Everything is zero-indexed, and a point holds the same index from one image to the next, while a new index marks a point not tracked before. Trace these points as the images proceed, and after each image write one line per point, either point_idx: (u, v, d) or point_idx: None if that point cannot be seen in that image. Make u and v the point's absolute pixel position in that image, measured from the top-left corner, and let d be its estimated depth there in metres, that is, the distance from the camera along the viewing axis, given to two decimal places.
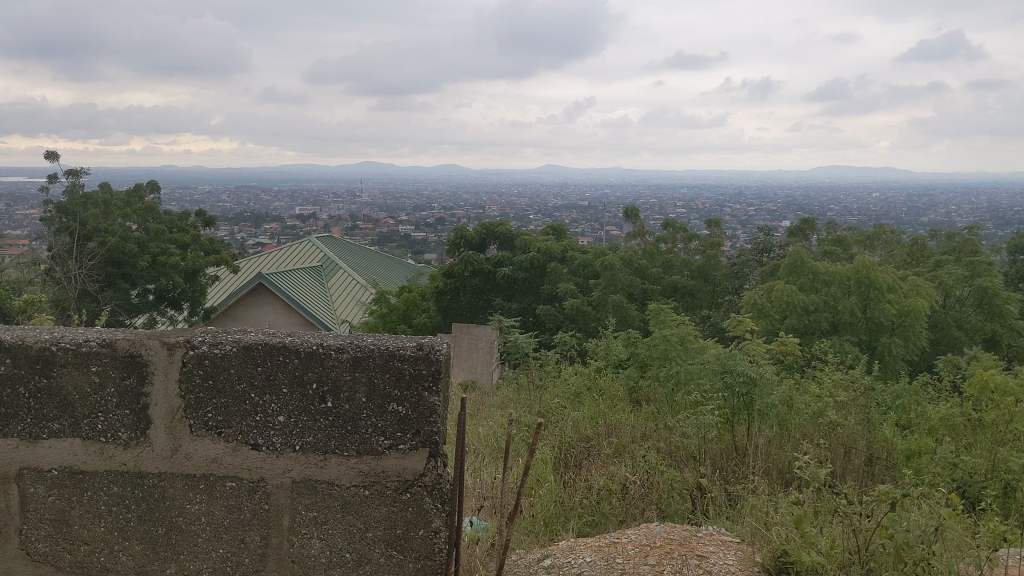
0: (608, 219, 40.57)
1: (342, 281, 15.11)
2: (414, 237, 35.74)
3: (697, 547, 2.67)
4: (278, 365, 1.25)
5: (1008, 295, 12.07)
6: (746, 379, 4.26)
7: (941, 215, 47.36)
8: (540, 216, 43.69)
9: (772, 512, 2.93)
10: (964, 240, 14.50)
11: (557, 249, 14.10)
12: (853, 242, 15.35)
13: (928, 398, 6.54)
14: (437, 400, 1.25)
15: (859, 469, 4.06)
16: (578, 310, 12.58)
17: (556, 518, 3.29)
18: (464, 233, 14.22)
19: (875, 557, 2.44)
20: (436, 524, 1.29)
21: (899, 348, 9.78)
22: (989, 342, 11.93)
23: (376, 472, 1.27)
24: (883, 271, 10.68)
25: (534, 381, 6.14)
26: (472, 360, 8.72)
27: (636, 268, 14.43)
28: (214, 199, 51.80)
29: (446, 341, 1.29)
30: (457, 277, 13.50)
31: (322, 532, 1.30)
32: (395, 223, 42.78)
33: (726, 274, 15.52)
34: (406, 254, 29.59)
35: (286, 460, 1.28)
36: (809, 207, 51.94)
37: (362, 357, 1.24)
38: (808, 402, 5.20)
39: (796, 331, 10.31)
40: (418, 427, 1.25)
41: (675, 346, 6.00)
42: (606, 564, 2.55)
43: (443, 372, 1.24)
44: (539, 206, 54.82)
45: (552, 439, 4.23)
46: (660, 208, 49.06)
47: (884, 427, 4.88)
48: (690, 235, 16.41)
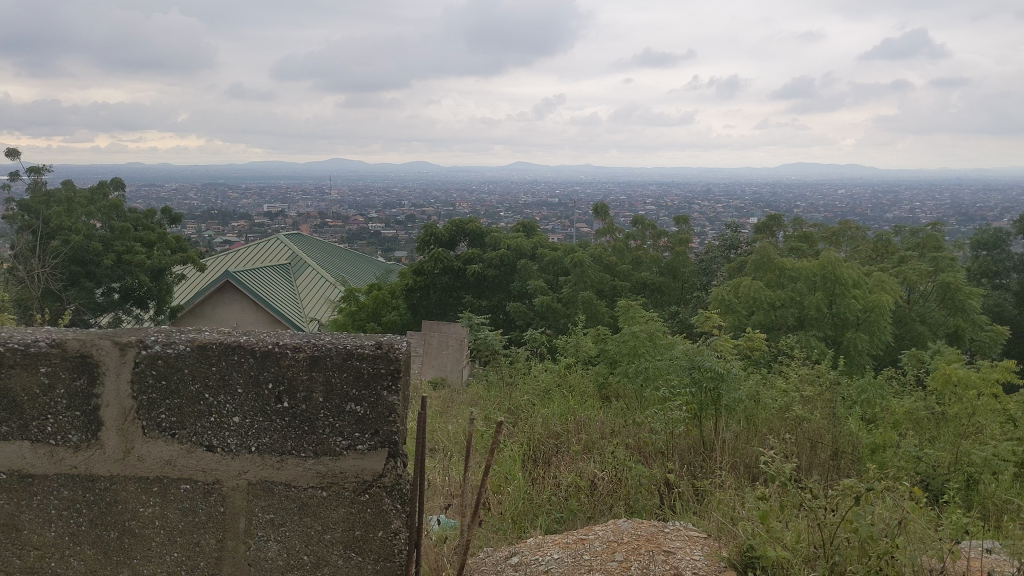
0: (579, 217, 40.64)
1: (310, 279, 15.00)
2: (385, 235, 35.63)
3: (663, 543, 2.67)
4: (233, 364, 1.23)
5: (971, 290, 12.22)
6: (714, 373, 4.32)
7: (904, 211, 47.95)
8: (511, 213, 43.67)
9: (738, 507, 2.95)
10: (927, 235, 14.65)
11: (527, 245, 14.02)
12: (820, 239, 15.48)
13: (893, 392, 6.62)
14: (396, 400, 1.24)
15: (825, 464, 4.10)
16: (548, 307, 12.60)
17: (524, 516, 3.28)
18: (433, 230, 14.02)
19: (839, 551, 2.47)
20: (394, 525, 1.28)
21: (864, 343, 9.88)
22: (952, 337, 12.08)
23: (333, 473, 1.26)
24: (848, 267, 10.77)
25: (503, 378, 6.12)
26: (442, 358, 8.68)
27: (605, 265, 14.47)
28: (182, 196, 51.28)
29: (407, 340, 1.28)
30: (427, 275, 13.48)
31: (278, 535, 1.28)
32: (364, 221, 42.57)
33: (694, 269, 15.55)
34: (377, 251, 29.52)
35: (241, 462, 1.26)
36: (776, 205, 52.31)
37: (319, 356, 1.22)
38: (775, 397, 5.24)
39: (763, 327, 10.39)
40: (376, 427, 1.24)
41: (643, 342, 6.03)
42: (574, 562, 2.54)
43: (402, 371, 1.23)
44: (508, 204, 54.87)
45: (521, 436, 4.23)
46: (629, 205, 49.11)
47: (850, 422, 4.94)
48: (659, 232, 16.48)
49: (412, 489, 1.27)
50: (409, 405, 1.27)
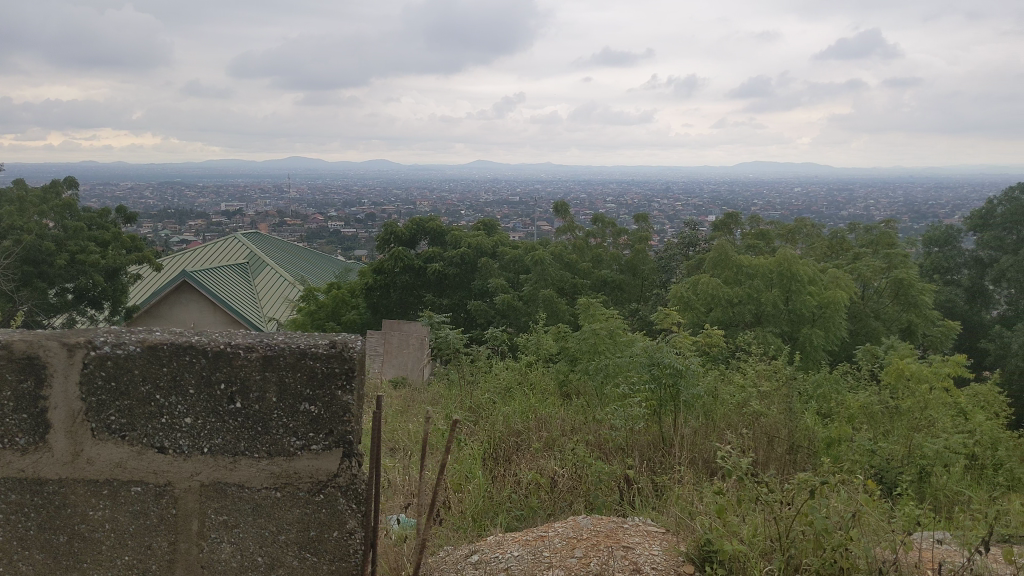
0: (539, 215, 40.72)
1: (269, 278, 14.86)
2: (344, 233, 35.41)
3: (622, 538, 2.69)
4: (185, 365, 1.23)
5: (923, 286, 12.44)
6: (673, 369, 4.37)
7: (857, 208, 48.72)
8: (471, 212, 43.62)
9: (696, 502, 2.97)
10: (881, 232, 14.89)
11: (487, 243, 14.02)
12: (777, 236, 15.66)
13: (848, 386, 6.73)
14: (350, 399, 1.24)
15: (781, 458, 4.16)
16: (509, 305, 12.62)
17: (484, 514, 3.28)
18: (394, 229, 14.05)
19: (794, 544, 2.51)
20: (350, 525, 1.28)
21: (820, 338, 10.02)
22: (906, 332, 12.30)
23: (287, 473, 1.26)
24: (805, 263, 10.91)
25: (464, 376, 6.11)
26: (403, 356, 8.64)
27: (565, 263, 14.52)
28: (137, 195, 50.52)
29: (362, 339, 1.28)
30: (388, 273, 13.43)
31: (232, 536, 1.28)
32: (323, 219, 42.26)
33: (654, 267, 15.63)
34: (337, 250, 29.33)
35: (193, 464, 1.26)
36: (734, 203, 52.83)
37: (272, 356, 1.22)
38: (732, 393, 5.30)
39: (721, 324, 10.49)
40: (331, 427, 1.24)
41: (604, 340, 6.07)
42: (534, 559, 2.55)
43: (356, 371, 1.23)
44: (468, 201, 54.85)
45: (482, 435, 4.23)
46: (589, 203, 49.31)
47: (806, 417, 5.02)
48: (619, 230, 16.55)
49: (367, 487, 1.28)
50: (364, 404, 1.28)
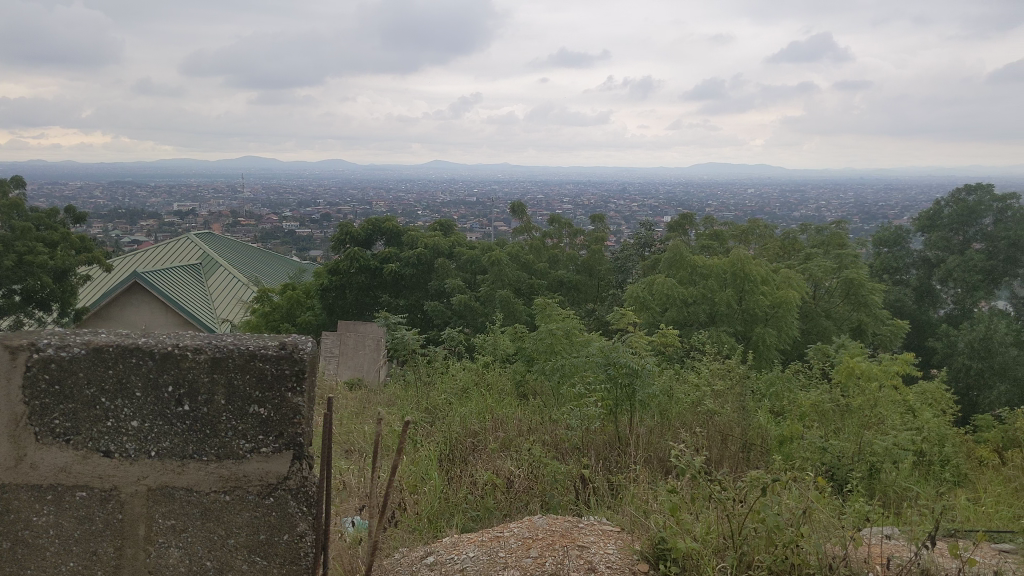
0: (496, 215, 40.62)
1: (223, 279, 14.70)
2: (300, 233, 35.05)
3: (577, 538, 2.71)
4: (131, 368, 1.35)
5: (873, 286, 12.67)
6: (629, 370, 4.38)
7: (810, 209, 49.34)
8: (428, 212, 43.39)
9: (651, 500, 3.00)
10: (832, 233, 15.13)
11: (444, 244, 13.99)
12: (731, 236, 15.82)
13: (799, 384, 6.85)
14: (300, 401, 1.37)
15: (735, 456, 4.20)
16: (466, 306, 12.62)
17: (440, 515, 3.27)
18: (350, 230, 13.98)
19: (747, 541, 2.54)
20: (300, 528, 1.41)
21: (772, 337, 10.16)
22: (856, 331, 12.52)
23: (236, 477, 1.39)
24: (757, 263, 11.04)
25: (420, 376, 6.11)
26: (359, 357, 8.60)
27: (522, 264, 14.55)
28: (87, 194, 49.50)
29: (310, 341, 1.42)
30: (343, 274, 13.37)
31: (180, 540, 1.40)
32: (278, 219, 41.78)
33: (610, 267, 15.71)
34: (293, 250, 29.00)
35: (140, 468, 1.37)
36: (689, 203, 53.23)
37: (220, 359, 1.35)
38: (687, 392, 5.35)
39: (676, 323, 10.59)
40: (281, 429, 1.37)
41: (560, 340, 6.11)
42: (490, 559, 2.55)
43: (305, 372, 1.37)
44: (425, 201, 54.57)
45: (438, 435, 4.21)
46: (546, 203, 49.35)
47: (759, 415, 5.09)
48: (576, 231, 16.60)
49: (317, 490, 1.41)
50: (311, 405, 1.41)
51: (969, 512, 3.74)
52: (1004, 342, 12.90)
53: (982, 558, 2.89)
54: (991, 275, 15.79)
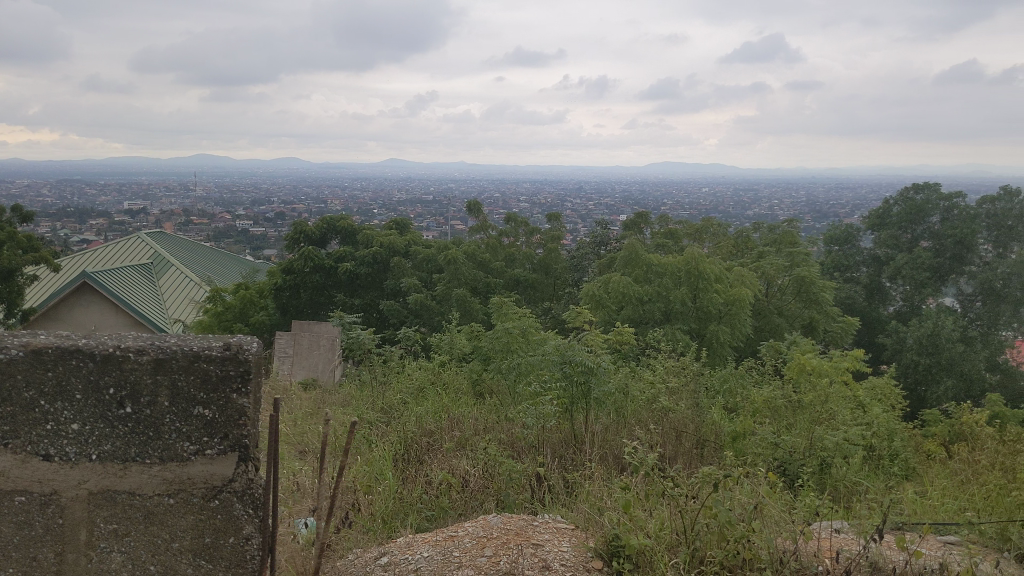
0: (452, 215, 40.48)
1: (174, 279, 14.46)
2: (253, 233, 34.59)
3: (532, 535, 2.71)
4: (71, 369, 1.38)
5: (824, 283, 12.85)
6: (584, 368, 4.41)
7: (764, 209, 49.84)
8: (383, 211, 43.09)
9: (604, 497, 3.02)
10: (784, 232, 15.30)
11: (400, 242, 13.90)
12: (686, 234, 15.93)
13: (752, 381, 6.93)
14: (246, 401, 1.43)
15: (689, 453, 4.25)
16: (422, 305, 12.58)
17: (394, 515, 3.25)
18: (303, 228, 13.86)
19: (699, 536, 2.57)
20: (246, 531, 1.47)
21: (726, 335, 10.26)
22: (807, 328, 12.69)
23: (180, 480, 1.44)
24: (711, 262, 11.13)
25: (376, 376, 6.05)
26: (313, 358, 8.50)
27: (478, 262, 14.52)
28: (32, 193, 48.32)
29: (254, 341, 1.47)
30: (297, 273, 13.23)
31: (121, 545, 1.44)
32: (231, 218, 41.20)
33: (566, 266, 15.73)
34: (246, 250, 28.60)
35: (80, 471, 1.41)
36: (644, 202, 53.54)
37: (163, 359, 1.40)
38: (643, 389, 5.39)
39: (632, 321, 10.64)
40: (226, 431, 1.43)
41: (516, 338, 6.11)
42: (443, 559, 2.54)
43: (251, 373, 1.43)
44: (381, 200, 54.18)
45: (393, 435, 4.19)
46: (502, 202, 49.28)
47: (713, 412, 5.15)
48: (532, 229, 16.60)
49: (262, 492, 1.47)
50: (257, 407, 1.47)
51: (917, 506, 3.82)
52: (950, 339, 13.16)
53: (927, 550, 2.95)
54: (939, 272, 16.08)
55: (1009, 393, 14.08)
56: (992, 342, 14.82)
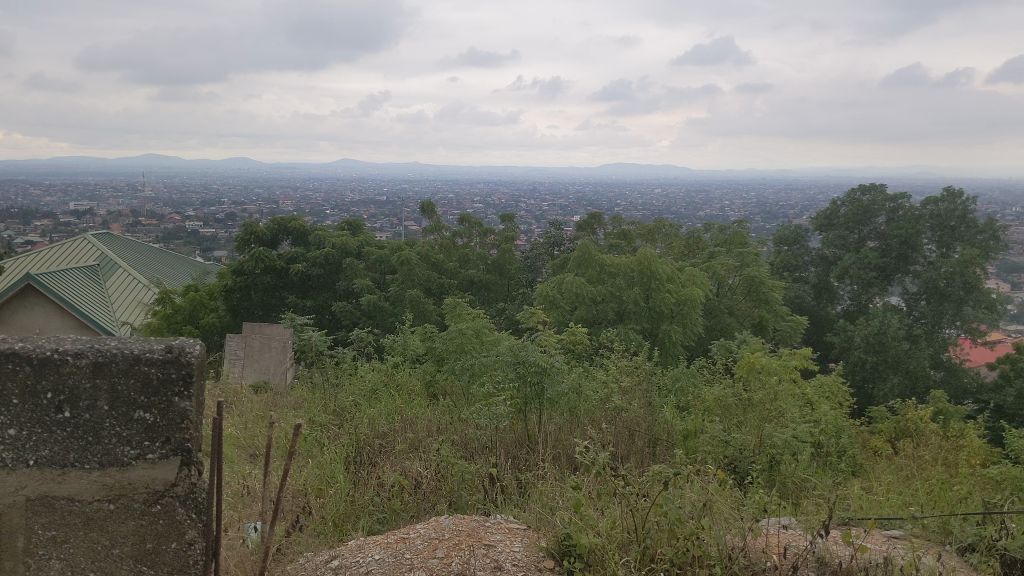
0: (406, 216, 40.25)
1: (122, 281, 14.21)
2: (204, 234, 34.06)
3: (483, 536, 2.72)
4: (10, 375, 1.48)
5: (774, 282, 13.02)
6: (537, 368, 4.41)
7: (716, 210, 50.38)
8: (337, 211, 42.68)
9: (557, 497, 3.04)
10: (734, 232, 15.48)
11: (352, 243, 13.81)
12: (639, 234, 16.02)
13: (703, 380, 7.01)
14: (186, 405, 1.54)
15: (642, 451, 4.28)
16: (375, 306, 12.51)
17: (345, 518, 3.24)
18: (254, 230, 13.63)
19: (651, 534, 2.61)
20: (188, 535, 1.59)
21: (678, 334, 10.36)
22: (757, 327, 12.86)
23: (120, 485, 1.54)
24: (663, 262, 11.21)
25: (329, 378, 6.02)
26: (264, 360, 8.40)
27: (432, 263, 14.48)
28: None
29: (196, 343, 1.58)
30: (248, 275, 13.08)
31: (60, 551, 1.54)
32: (181, 219, 40.50)
33: (519, 266, 15.76)
34: (196, 252, 28.15)
35: (20, 478, 1.51)
36: (598, 203, 53.78)
37: (104, 363, 1.50)
38: (596, 389, 5.43)
39: (585, 321, 10.69)
40: (168, 434, 1.54)
41: (470, 339, 6.11)
42: (395, 561, 2.53)
43: (191, 376, 1.54)
44: (334, 201, 53.70)
45: (345, 437, 4.16)
46: (457, 203, 49.15)
47: (665, 411, 5.20)
48: (486, 230, 16.59)
49: (202, 497, 1.58)
50: (197, 412, 1.57)
51: (863, 501, 3.90)
52: (896, 337, 13.44)
53: (872, 544, 3.01)
54: (885, 271, 16.39)
55: (952, 389, 14.50)
56: (935, 340, 15.19)
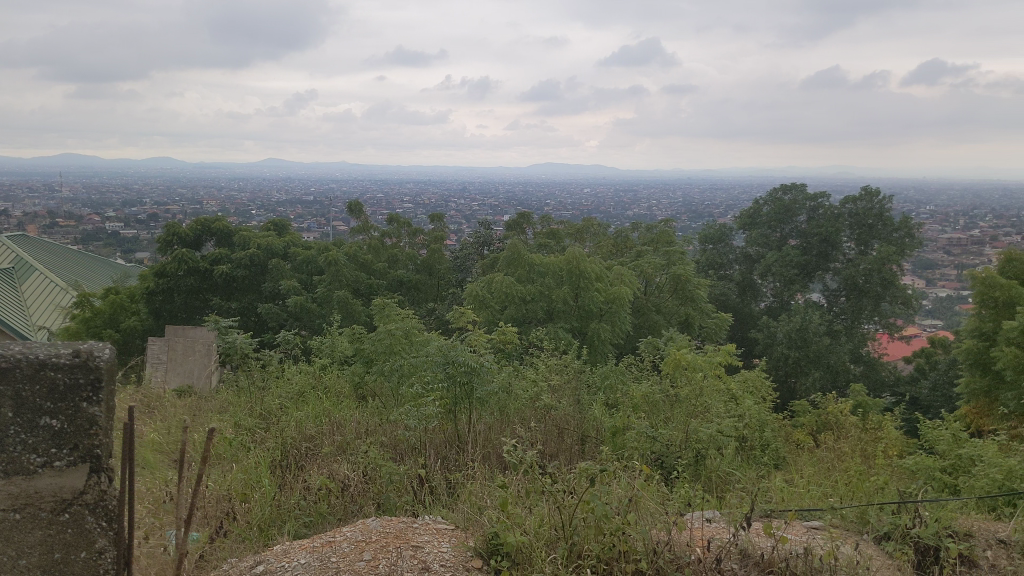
0: (334, 216, 39.76)
1: (38, 284, 13.76)
2: (123, 236, 33.14)
3: (410, 537, 2.71)
4: None
5: (699, 280, 13.24)
6: (467, 367, 4.37)
7: (645, 209, 50.84)
8: (263, 212, 41.95)
9: (484, 497, 3.05)
10: (661, 231, 15.68)
11: (278, 244, 13.61)
12: (567, 233, 16.09)
13: (631, 376, 7.11)
14: (94, 410, 1.65)
15: (571, 449, 4.32)
16: (302, 307, 12.33)
17: (271, 523, 3.19)
18: (177, 230, 13.29)
19: (577, 531, 2.64)
20: (97, 544, 1.67)
21: (607, 333, 10.47)
22: (684, 324, 13.05)
23: (27, 494, 1.62)
24: (592, 261, 11.27)
25: (255, 381, 5.91)
26: (188, 364, 8.20)
27: (360, 263, 14.35)
28: None
29: (102, 350, 1.69)
30: (170, 276, 12.72)
31: None
32: (100, 220, 39.32)
33: (449, 266, 15.70)
34: (116, 254, 27.35)
35: None
36: (527, 203, 53.89)
37: (10, 370, 1.60)
38: (525, 387, 5.45)
39: (515, 321, 10.70)
40: (77, 441, 1.64)
41: (399, 339, 6.08)
42: (321, 564, 2.51)
43: (98, 381, 1.64)
44: (259, 201, 52.76)
45: (271, 441, 4.10)
46: (386, 203, 48.73)
47: (594, 408, 5.25)
48: (415, 230, 16.50)
49: (110, 502, 1.68)
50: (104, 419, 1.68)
51: (784, 493, 4.00)
52: (817, 332, 13.78)
53: (793, 536, 3.09)
54: (806, 268, 16.78)
55: (871, 382, 14.97)
56: (855, 335, 15.64)
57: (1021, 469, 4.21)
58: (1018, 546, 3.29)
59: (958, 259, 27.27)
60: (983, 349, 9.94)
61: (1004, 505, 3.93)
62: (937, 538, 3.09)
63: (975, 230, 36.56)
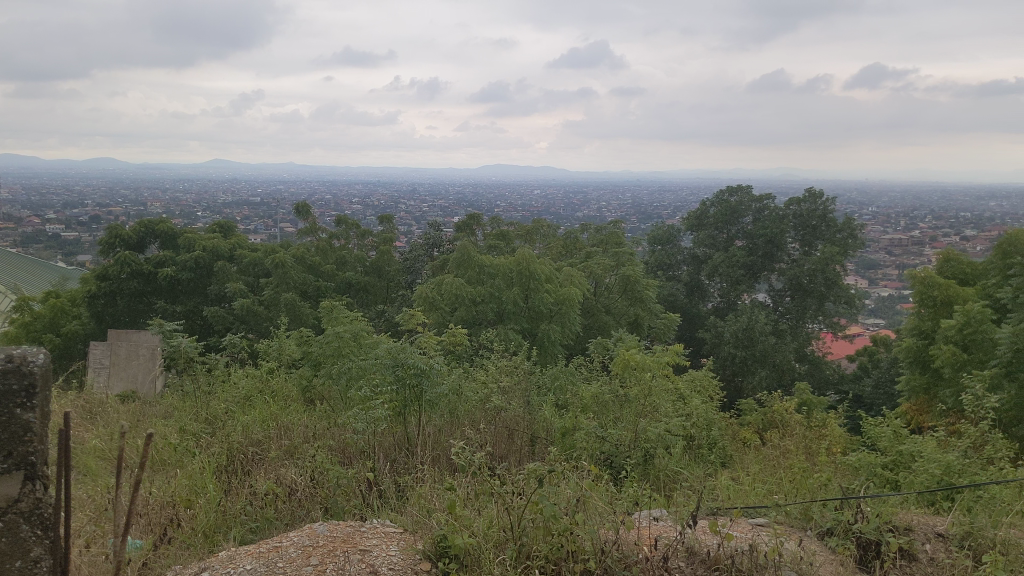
0: (281, 218, 39.36)
1: None
2: (65, 238, 32.45)
3: (359, 542, 2.69)
4: None
5: (647, 281, 13.36)
6: (417, 370, 4.35)
7: (593, 210, 51.21)
8: (209, 213, 41.35)
9: (433, 499, 3.04)
10: (611, 233, 15.78)
11: (224, 246, 13.42)
12: (517, 234, 16.11)
13: (581, 377, 7.16)
14: (28, 418, 1.65)
15: (521, 450, 4.33)
16: (248, 310, 12.15)
17: (216, 529, 3.15)
18: (119, 232, 13.04)
19: (526, 533, 2.65)
20: (34, 555, 1.68)
21: (557, 333, 10.52)
22: (633, 325, 13.14)
23: None
24: (541, 262, 11.28)
25: (200, 385, 5.83)
26: (132, 368, 8.03)
27: (308, 266, 14.22)
28: None
29: (39, 355, 1.70)
30: (113, 279, 12.47)
31: None
32: (40, 222, 38.45)
33: (398, 267, 15.62)
34: (56, 257, 26.77)
35: None
36: (477, 204, 53.88)
37: None
38: (475, 389, 5.45)
39: (465, 323, 10.67)
40: (12, 449, 1.64)
41: (347, 342, 6.03)
42: (267, 570, 2.48)
43: (33, 387, 1.65)
44: (205, 202, 52.00)
45: (217, 445, 4.04)
46: (334, 204, 48.38)
47: (544, 410, 5.27)
48: (364, 231, 16.41)
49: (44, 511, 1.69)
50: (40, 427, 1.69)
51: (730, 490, 4.06)
52: (763, 332, 13.98)
53: (738, 533, 3.13)
54: (752, 269, 17.02)
55: (816, 381, 15.24)
56: (799, 334, 15.93)
57: (958, 464, 4.32)
58: (955, 539, 3.37)
59: (899, 259, 27.86)
60: (922, 348, 10.18)
61: (941, 500, 4.04)
62: (878, 533, 3.16)
63: (915, 231, 37.42)
